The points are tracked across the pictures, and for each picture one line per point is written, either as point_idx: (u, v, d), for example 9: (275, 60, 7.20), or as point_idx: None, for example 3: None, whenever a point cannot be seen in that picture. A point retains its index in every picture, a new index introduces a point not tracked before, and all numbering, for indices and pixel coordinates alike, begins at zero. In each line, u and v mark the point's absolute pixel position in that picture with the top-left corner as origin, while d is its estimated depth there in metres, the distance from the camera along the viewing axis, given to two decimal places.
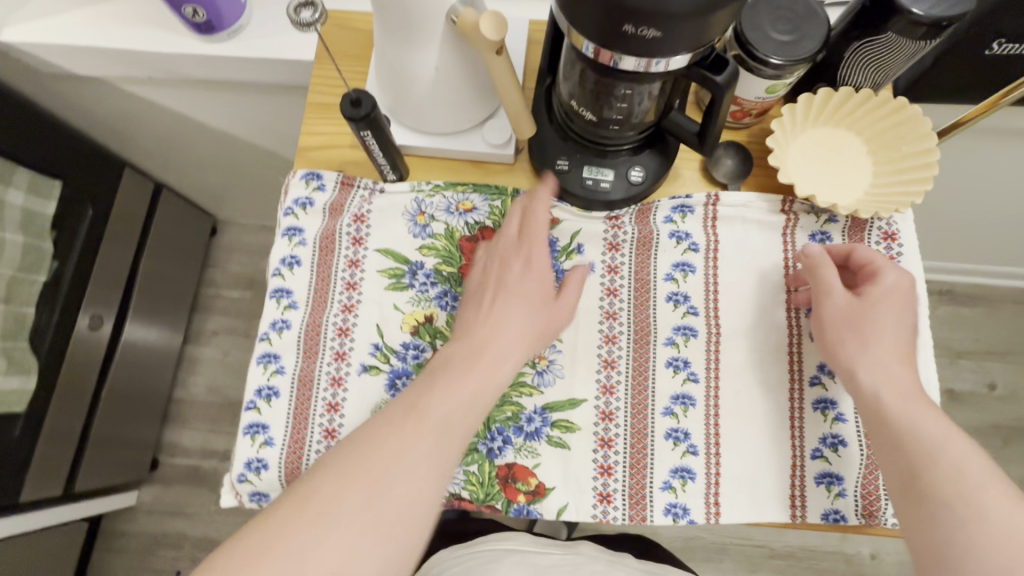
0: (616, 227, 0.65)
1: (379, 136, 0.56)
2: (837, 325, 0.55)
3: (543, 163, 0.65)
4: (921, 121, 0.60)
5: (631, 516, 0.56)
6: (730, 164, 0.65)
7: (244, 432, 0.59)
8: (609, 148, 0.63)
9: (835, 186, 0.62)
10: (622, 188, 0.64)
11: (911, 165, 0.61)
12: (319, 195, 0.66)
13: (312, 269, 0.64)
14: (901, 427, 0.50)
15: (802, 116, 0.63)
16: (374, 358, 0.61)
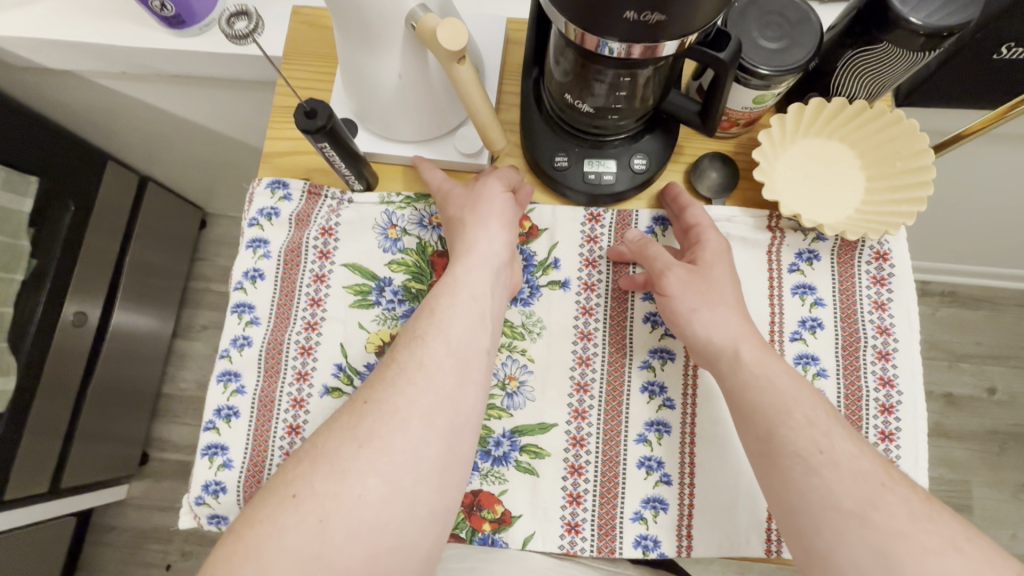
0: (595, 221, 0.62)
1: (339, 146, 0.53)
2: (684, 296, 0.54)
3: (539, 160, 0.61)
4: (919, 135, 0.56)
5: (600, 548, 0.54)
6: (715, 176, 0.62)
7: (202, 453, 0.57)
8: (606, 137, 0.59)
9: (823, 203, 0.59)
10: (626, 178, 0.60)
11: (907, 182, 0.57)
12: (285, 205, 0.63)
13: (274, 284, 0.62)
14: (752, 385, 0.49)
15: (792, 127, 0.60)
16: (337, 379, 0.59)
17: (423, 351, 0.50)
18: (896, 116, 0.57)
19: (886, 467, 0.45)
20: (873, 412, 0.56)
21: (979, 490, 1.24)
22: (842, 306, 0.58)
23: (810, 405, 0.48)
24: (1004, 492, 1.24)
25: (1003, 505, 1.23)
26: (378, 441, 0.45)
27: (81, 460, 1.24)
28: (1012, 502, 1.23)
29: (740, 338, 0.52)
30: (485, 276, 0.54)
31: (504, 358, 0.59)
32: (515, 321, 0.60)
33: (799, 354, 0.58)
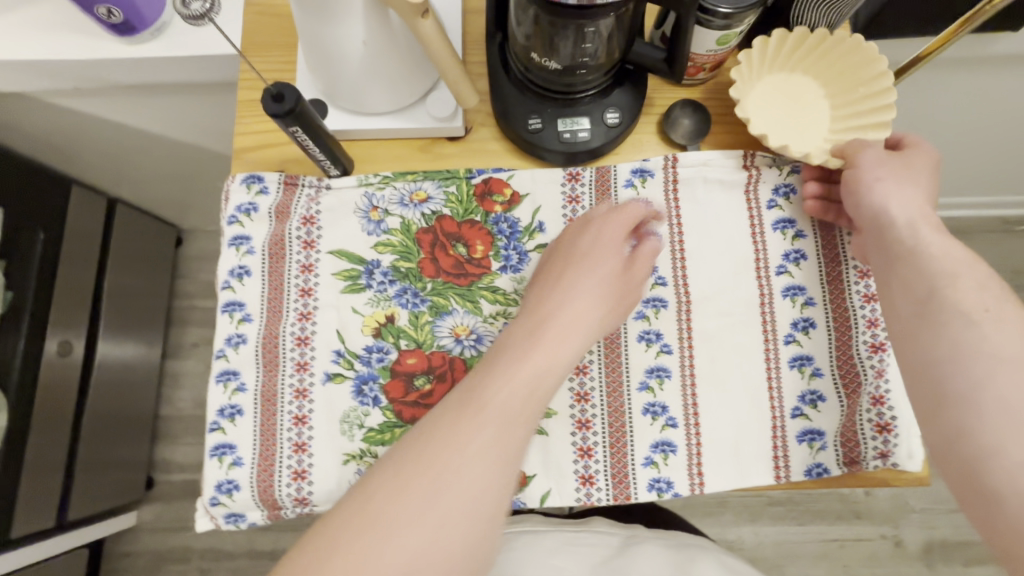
0: (575, 180, 0.62)
1: (309, 129, 0.53)
2: (875, 167, 0.55)
3: (513, 126, 0.61)
4: (877, 58, 0.58)
5: (616, 495, 0.55)
6: (688, 123, 0.63)
7: (211, 454, 0.57)
8: (576, 94, 0.59)
9: (797, 133, 0.60)
10: (601, 133, 0.60)
11: (871, 106, 0.59)
12: (263, 200, 0.63)
13: (262, 279, 0.61)
14: (919, 254, 0.51)
15: (757, 63, 0.61)
16: (337, 366, 0.59)
17: (471, 432, 0.47)
18: (855, 41, 0.58)
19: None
20: (861, 328, 0.58)
21: None
22: (822, 233, 0.60)
23: (979, 276, 0.49)
24: None
25: None
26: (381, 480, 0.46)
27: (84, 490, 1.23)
28: None
29: (918, 212, 0.53)
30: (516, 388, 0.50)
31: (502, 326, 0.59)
32: (507, 288, 0.60)
33: (786, 285, 0.59)
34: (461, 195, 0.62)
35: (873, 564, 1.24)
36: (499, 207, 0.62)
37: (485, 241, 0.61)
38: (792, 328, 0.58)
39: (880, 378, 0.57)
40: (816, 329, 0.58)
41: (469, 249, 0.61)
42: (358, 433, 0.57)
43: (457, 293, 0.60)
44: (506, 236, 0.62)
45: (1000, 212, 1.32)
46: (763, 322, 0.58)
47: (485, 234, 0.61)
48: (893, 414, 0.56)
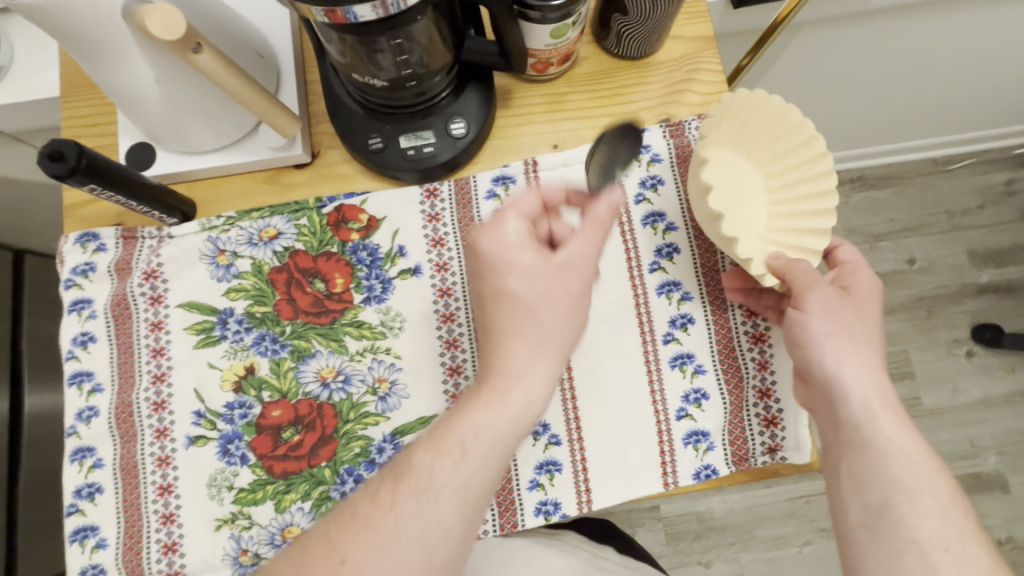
0: (433, 196, 0.58)
1: (113, 184, 0.48)
2: (823, 317, 0.48)
3: (355, 146, 0.57)
4: (803, 122, 0.55)
5: (503, 525, 0.53)
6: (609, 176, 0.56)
7: (71, 539, 0.53)
8: (416, 108, 0.55)
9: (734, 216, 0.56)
10: (448, 145, 0.56)
11: (807, 204, 0.56)
12: (100, 257, 0.58)
13: (110, 343, 0.57)
14: (878, 448, 0.45)
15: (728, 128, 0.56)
16: (198, 428, 0.55)
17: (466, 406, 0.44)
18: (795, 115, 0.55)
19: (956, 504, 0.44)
20: (739, 319, 0.56)
21: (915, 358, 1.26)
22: (695, 225, 0.58)
23: (945, 496, 0.44)
24: (938, 352, 1.25)
25: (940, 364, 1.25)
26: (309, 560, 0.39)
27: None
28: (947, 359, 1.25)
29: (876, 390, 0.47)
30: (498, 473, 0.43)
31: (370, 362, 0.56)
32: (372, 321, 0.57)
33: (661, 282, 0.57)
34: (314, 227, 0.58)
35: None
36: (356, 235, 0.58)
37: (345, 273, 0.58)
38: (670, 326, 0.56)
39: (764, 369, 0.55)
40: (695, 325, 0.56)
41: (328, 284, 0.57)
42: (227, 495, 0.54)
43: (319, 333, 0.56)
44: (367, 265, 0.58)
45: (929, 154, 1.28)
46: (640, 324, 0.56)
47: (344, 266, 0.58)
48: (779, 406, 0.54)
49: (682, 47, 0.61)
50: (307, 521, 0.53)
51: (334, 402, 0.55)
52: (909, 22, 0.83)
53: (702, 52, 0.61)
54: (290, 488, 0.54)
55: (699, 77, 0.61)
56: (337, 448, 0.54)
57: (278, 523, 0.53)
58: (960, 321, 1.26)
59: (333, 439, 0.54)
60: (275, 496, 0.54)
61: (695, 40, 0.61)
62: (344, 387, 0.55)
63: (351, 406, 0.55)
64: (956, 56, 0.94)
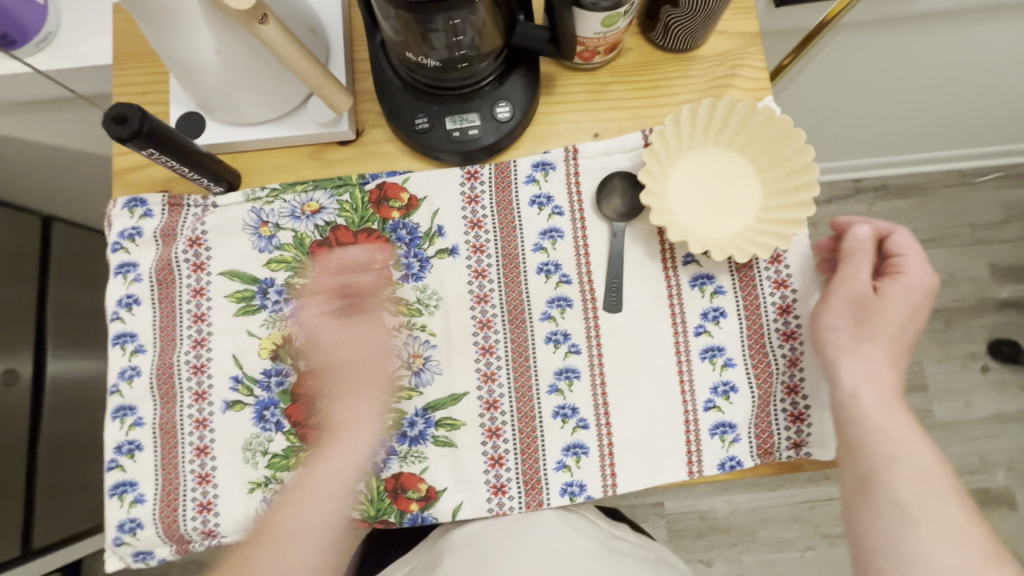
0: (473, 179, 0.59)
1: (169, 149, 0.49)
2: (834, 314, 0.52)
3: (399, 126, 0.58)
4: (796, 132, 0.54)
5: (529, 503, 0.54)
6: (621, 201, 0.58)
7: (111, 493, 0.55)
8: (463, 90, 0.56)
9: (720, 215, 0.56)
10: (493, 129, 0.57)
11: (794, 182, 0.55)
12: (147, 223, 0.59)
13: (153, 306, 0.58)
14: (864, 426, 0.49)
15: (688, 130, 0.57)
16: (236, 393, 0.56)
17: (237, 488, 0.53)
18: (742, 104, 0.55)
19: (946, 486, 0.47)
20: (771, 315, 0.56)
21: (929, 369, 1.25)
22: None
23: (927, 459, 0.47)
24: (953, 365, 1.25)
25: (954, 377, 1.24)
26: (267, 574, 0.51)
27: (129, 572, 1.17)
28: (961, 372, 1.24)
29: (880, 379, 0.50)
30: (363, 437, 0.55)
31: (406, 338, 0.58)
32: (410, 298, 0.58)
33: (694, 275, 0.57)
34: (356, 203, 0.59)
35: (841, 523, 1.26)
36: (396, 213, 0.59)
37: (384, 251, 0.59)
38: (702, 319, 0.56)
39: (793, 365, 0.56)
40: (726, 318, 0.56)
41: (367, 260, 0.58)
42: (262, 460, 0.55)
43: (357, 308, 0.58)
44: (406, 243, 0.59)
45: (955, 166, 1.27)
46: (672, 315, 0.56)
47: (384, 243, 0.59)
48: (806, 403, 0.55)
49: (726, 43, 0.61)
50: None
51: (369, 375, 0.56)
52: (950, 27, 0.83)
53: (746, 48, 0.61)
54: (323, 456, 0.55)
55: (742, 73, 0.61)
56: (370, 419, 0.56)
57: (310, 488, 0.55)
58: (977, 335, 1.25)
59: (367, 411, 0.56)
60: (308, 463, 0.55)
61: (740, 36, 0.61)
62: (379, 361, 0.57)
63: (386, 380, 0.56)
64: (993, 66, 0.93)
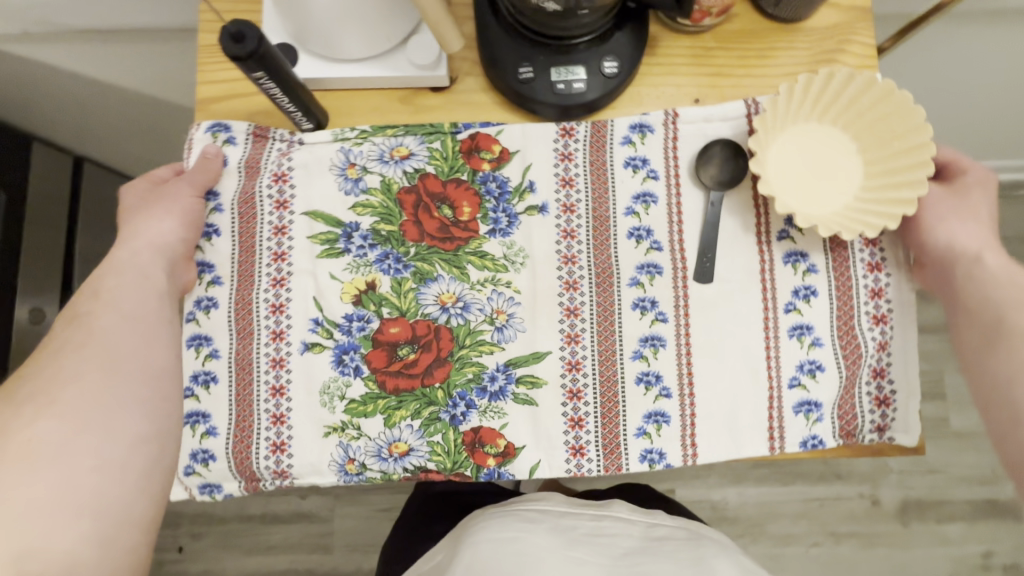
0: (568, 136, 0.58)
1: (276, 74, 0.48)
2: (932, 207, 0.55)
3: (501, 75, 0.56)
4: (916, 111, 0.53)
5: (607, 466, 0.54)
6: (718, 169, 0.56)
7: (184, 422, 0.54)
8: (571, 41, 0.54)
9: (825, 190, 0.54)
10: (598, 84, 0.56)
11: (906, 162, 0.53)
12: (230, 152, 0.58)
13: (233, 239, 0.57)
14: (984, 280, 0.51)
15: (800, 101, 0.55)
16: (315, 335, 0.55)
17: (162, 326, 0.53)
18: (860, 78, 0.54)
19: None
20: (863, 298, 0.55)
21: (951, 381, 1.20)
22: None
23: None
24: None
25: None
26: (67, 410, 0.45)
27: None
28: None
29: (987, 245, 0.53)
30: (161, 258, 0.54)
31: (489, 294, 0.56)
32: (495, 253, 0.57)
33: (788, 252, 0.56)
34: (446, 151, 0.58)
35: (849, 523, 1.18)
36: (487, 165, 0.57)
37: (472, 203, 0.57)
38: (793, 296, 0.55)
39: (882, 350, 0.55)
40: (818, 297, 0.55)
41: (455, 211, 0.57)
42: (339, 404, 0.54)
43: (443, 259, 0.56)
44: (495, 197, 0.57)
45: None
46: (763, 289, 0.55)
47: (473, 195, 0.57)
48: (892, 388, 0.54)
49: (836, 16, 0.59)
50: (415, 439, 0.54)
51: (451, 327, 0.55)
52: None
53: (855, 23, 0.59)
54: (402, 405, 0.54)
55: (851, 49, 0.59)
56: (451, 371, 0.55)
57: (386, 437, 0.54)
58: None
59: (447, 362, 0.55)
60: (385, 410, 0.54)
61: (850, 10, 0.59)
62: (463, 314, 0.56)
63: (468, 333, 0.55)
64: None
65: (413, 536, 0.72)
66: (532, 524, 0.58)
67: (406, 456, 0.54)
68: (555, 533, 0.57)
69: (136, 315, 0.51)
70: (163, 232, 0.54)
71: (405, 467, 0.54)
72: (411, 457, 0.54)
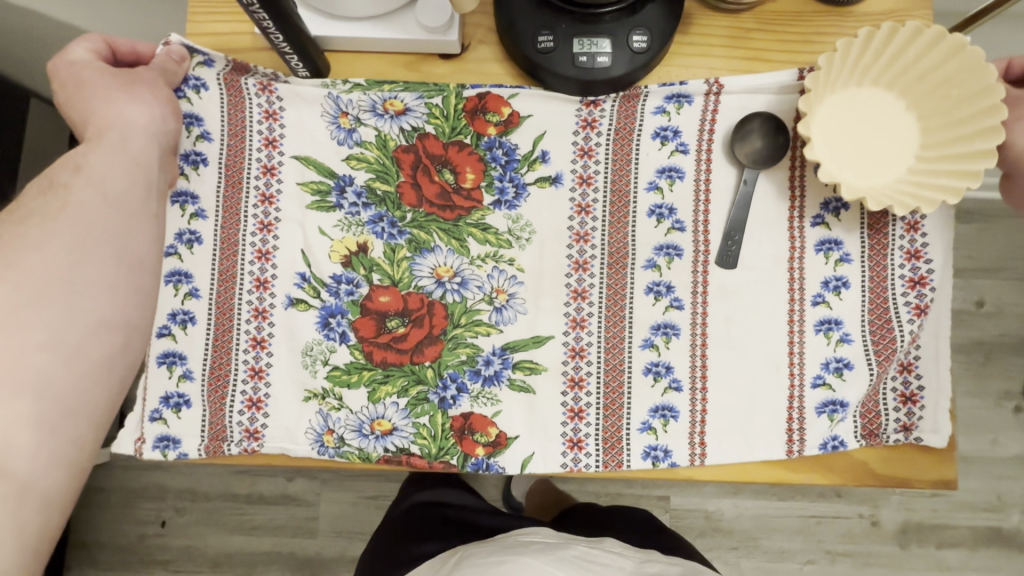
0: (594, 106, 0.53)
1: (270, 6, 0.43)
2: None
3: (518, 42, 0.51)
4: (995, 88, 0.46)
5: (607, 463, 0.50)
6: (759, 143, 0.51)
7: (158, 362, 0.50)
8: (598, 9, 0.49)
9: (875, 161, 0.49)
10: (624, 60, 0.51)
11: (971, 130, 0.48)
12: (204, 73, 0.52)
13: (221, 171, 0.52)
14: None
15: (853, 62, 0.49)
16: (301, 291, 0.51)
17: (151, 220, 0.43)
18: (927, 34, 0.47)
19: None
20: (900, 289, 0.50)
21: (960, 403, 1.14)
22: (871, 217, 0.51)
23: None
24: (986, 401, 1.14)
25: (984, 414, 1.14)
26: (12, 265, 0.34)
27: (103, 492, 1.10)
28: (993, 409, 1.14)
29: None
30: (153, 147, 0.46)
31: (490, 271, 0.52)
32: (499, 228, 0.52)
33: (820, 239, 0.51)
34: (447, 110, 0.53)
35: (846, 543, 1.14)
36: (493, 129, 0.53)
37: (476, 169, 0.53)
38: (823, 287, 0.51)
39: (914, 342, 0.50)
40: (849, 290, 0.51)
41: (457, 176, 0.53)
42: (321, 368, 0.50)
43: (440, 228, 0.52)
44: (501, 165, 0.53)
45: None
46: (789, 280, 0.51)
47: (477, 161, 0.53)
48: (920, 383, 0.50)
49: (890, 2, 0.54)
50: (399, 418, 0.50)
51: (447, 305, 0.51)
52: None
53: (911, 10, 0.54)
54: (388, 379, 0.50)
55: None
56: (443, 351, 0.51)
57: (369, 412, 0.50)
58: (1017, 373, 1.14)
59: (440, 340, 0.51)
60: (371, 384, 0.50)
61: None
62: (460, 291, 0.52)
63: (464, 312, 0.51)
64: None
65: (392, 557, 0.67)
66: (521, 548, 0.54)
67: (389, 436, 0.50)
68: (545, 553, 0.54)
69: (123, 185, 0.42)
70: (153, 117, 0.46)
71: (386, 446, 0.50)
72: (394, 437, 0.50)
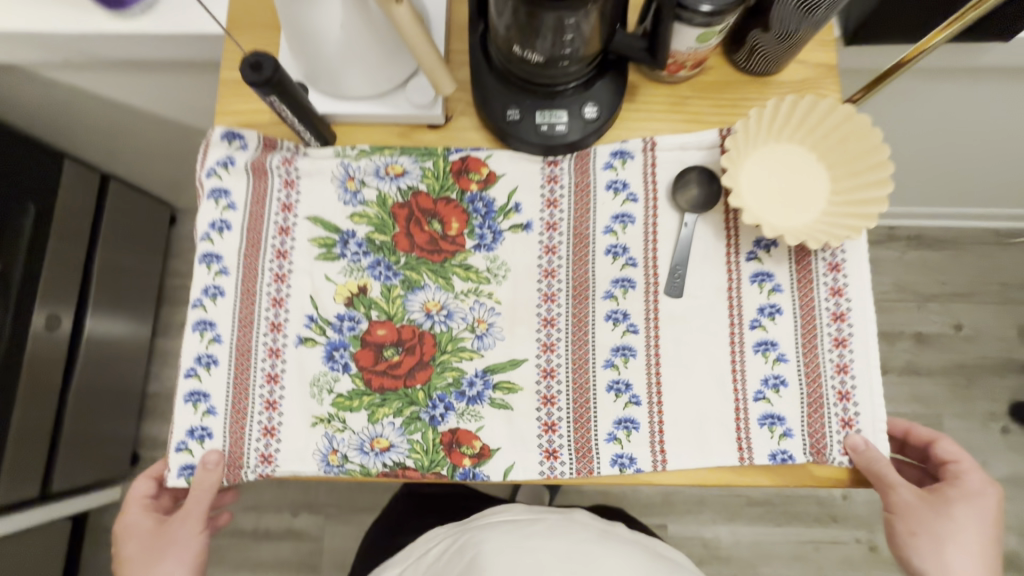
0: (553, 165, 0.63)
1: (287, 98, 0.53)
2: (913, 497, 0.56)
3: (490, 115, 0.61)
4: (882, 147, 0.57)
5: (579, 470, 0.57)
6: (696, 192, 0.61)
7: (185, 399, 0.58)
8: (556, 87, 0.59)
9: (793, 204, 0.58)
10: (578, 128, 0.61)
11: (869, 178, 0.57)
12: (239, 154, 0.63)
13: (243, 233, 0.62)
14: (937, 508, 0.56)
15: (768, 123, 0.60)
16: (310, 330, 0.60)
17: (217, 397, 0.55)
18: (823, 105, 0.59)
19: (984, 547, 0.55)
20: (826, 320, 0.58)
21: (949, 425, 1.18)
22: (796, 252, 0.60)
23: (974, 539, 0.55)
24: (973, 423, 1.18)
25: (971, 435, 1.18)
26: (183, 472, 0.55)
27: None
28: (980, 430, 1.18)
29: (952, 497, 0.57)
30: None
31: (472, 303, 0.60)
32: (480, 267, 0.61)
33: (755, 271, 0.60)
34: (437, 171, 0.63)
35: (843, 568, 1.16)
36: (474, 186, 0.63)
37: (460, 220, 0.62)
38: (759, 313, 0.59)
39: (843, 372, 0.57)
40: (782, 315, 0.59)
41: (444, 226, 0.62)
42: (327, 396, 0.58)
43: (430, 269, 0.61)
44: (481, 216, 0.63)
45: (993, 224, 1.23)
46: (729, 306, 0.59)
47: (461, 212, 0.63)
48: (857, 411, 0.56)
49: (804, 71, 0.64)
50: (396, 436, 0.57)
51: (435, 334, 0.60)
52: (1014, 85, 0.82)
53: (822, 78, 0.64)
54: (385, 402, 0.58)
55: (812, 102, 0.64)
56: (431, 374, 0.59)
57: (369, 432, 0.57)
58: (1000, 395, 1.19)
59: (429, 366, 0.59)
60: (370, 407, 0.58)
61: (817, 67, 0.64)
62: (446, 321, 0.60)
63: (450, 340, 0.60)
64: None
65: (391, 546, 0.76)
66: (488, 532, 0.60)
67: (386, 452, 0.57)
68: (512, 531, 0.59)
69: None
70: None
71: (384, 462, 0.57)
72: (391, 453, 0.57)
